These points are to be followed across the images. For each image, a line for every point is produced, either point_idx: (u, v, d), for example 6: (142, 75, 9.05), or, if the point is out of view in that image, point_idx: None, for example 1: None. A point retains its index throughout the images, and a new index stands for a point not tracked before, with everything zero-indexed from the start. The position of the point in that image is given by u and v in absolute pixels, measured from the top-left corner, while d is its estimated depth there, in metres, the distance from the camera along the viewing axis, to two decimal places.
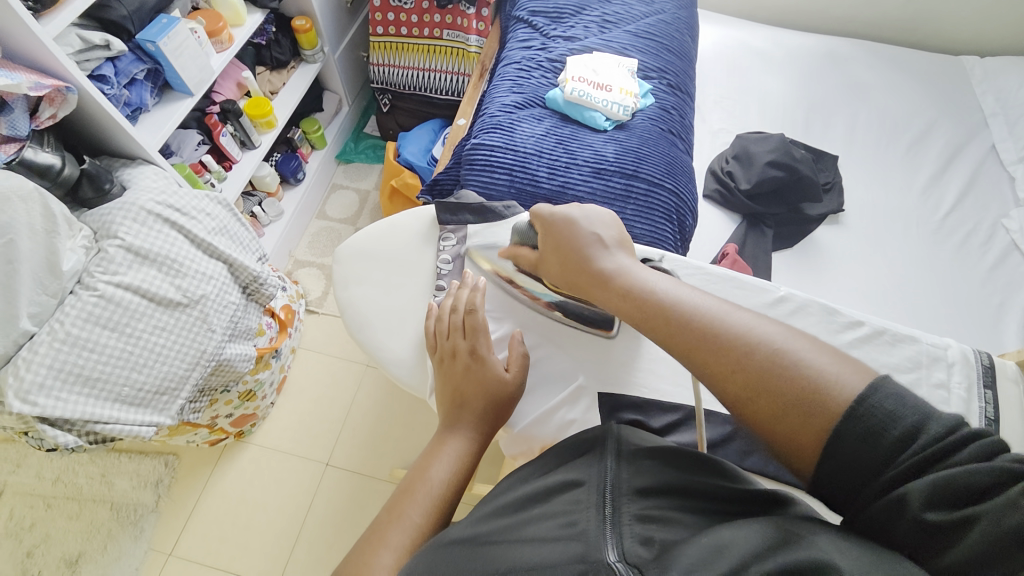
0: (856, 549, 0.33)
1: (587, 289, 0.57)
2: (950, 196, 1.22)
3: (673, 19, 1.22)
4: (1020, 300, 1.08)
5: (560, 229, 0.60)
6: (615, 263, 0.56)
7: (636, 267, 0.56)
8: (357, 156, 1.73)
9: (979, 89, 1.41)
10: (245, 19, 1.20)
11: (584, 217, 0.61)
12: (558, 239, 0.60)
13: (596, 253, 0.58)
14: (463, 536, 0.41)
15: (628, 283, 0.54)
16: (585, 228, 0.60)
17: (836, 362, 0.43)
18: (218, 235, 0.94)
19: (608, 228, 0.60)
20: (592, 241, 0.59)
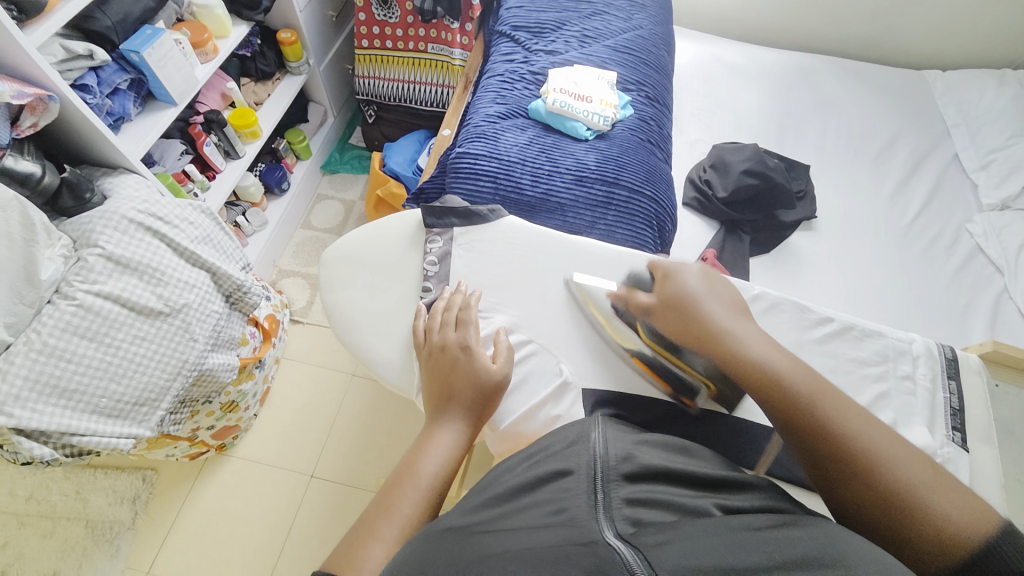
0: (848, 535, 0.34)
1: (696, 341, 0.57)
2: (916, 202, 1.28)
3: (651, 34, 1.27)
4: (984, 300, 1.13)
5: (685, 282, 0.61)
6: (740, 328, 0.56)
7: (766, 337, 0.55)
8: (342, 167, 1.74)
9: (941, 101, 1.49)
10: (230, 30, 1.21)
11: (710, 279, 0.62)
12: (683, 292, 0.60)
13: (715, 319, 0.57)
14: (456, 525, 0.40)
15: (756, 351, 0.53)
16: (709, 287, 0.60)
17: (940, 486, 0.44)
18: (201, 244, 0.94)
19: (729, 292, 0.61)
20: (717, 301, 0.59)
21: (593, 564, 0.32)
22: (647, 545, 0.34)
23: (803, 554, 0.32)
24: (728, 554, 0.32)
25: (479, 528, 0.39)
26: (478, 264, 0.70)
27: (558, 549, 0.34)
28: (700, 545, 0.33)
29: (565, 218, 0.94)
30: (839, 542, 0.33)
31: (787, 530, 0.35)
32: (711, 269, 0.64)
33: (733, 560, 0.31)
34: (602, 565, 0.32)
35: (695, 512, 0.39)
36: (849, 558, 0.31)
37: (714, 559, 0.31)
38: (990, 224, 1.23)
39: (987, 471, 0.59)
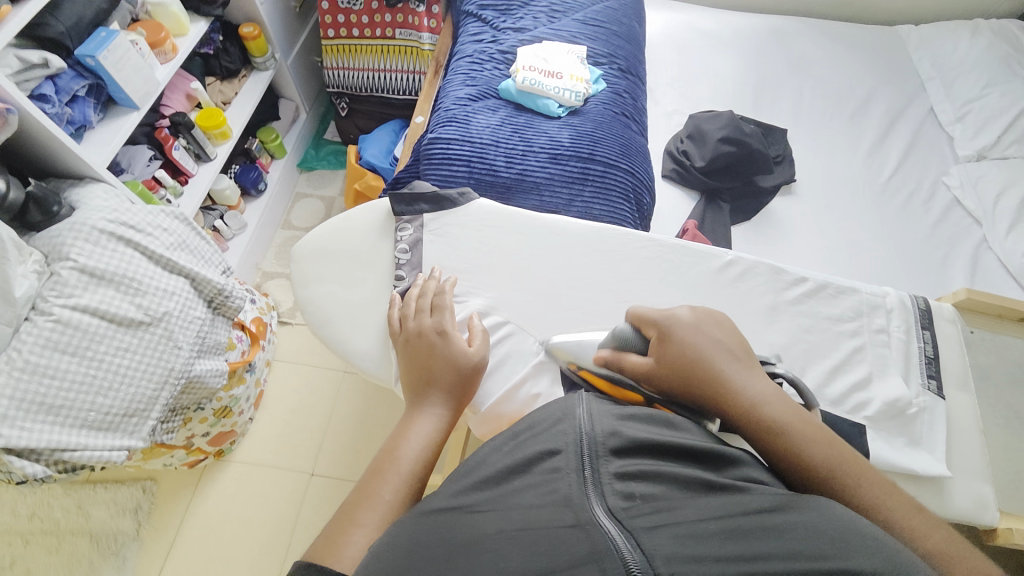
0: (843, 531, 0.33)
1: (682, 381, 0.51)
2: (894, 158, 1.28)
3: (620, 5, 1.25)
4: (963, 251, 1.15)
5: (684, 337, 0.53)
6: (752, 386, 0.49)
7: (778, 391, 0.48)
8: (318, 163, 1.72)
9: (915, 55, 1.48)
10: (188, 28, 1.18)
11: (708, 322, 0.54)
12: (686, 350, 0.51)
13: (713, 359, 0.50)
14: (446, 505, 0.37)
15: (773, 414, 0.46)
16: (711, 337, 0.52)
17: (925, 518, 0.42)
18: (177, 250, 0.92)
19: (731, 335, 0.54)
20: (723, 353, 0.51)
21: (589, 550, 0.31)
22: (641, 525, 0.33)
23: (797, 543, 0.31)
24: (722, 543, 0.31)
25: (472, 509, 0.36)
26: (452, 249, 0.69)
27: (550, 535, 0.32)
28: (697, 532, 0.32)
29: (541, 197, 0.93)
30: (832, 529, 0.33)
31: (780, 514, 0.34)
32: (704, 309, 0.56)
33: (727, 551, 0.31)
34: (599, 551, 0.31)
35: (689, 484, 0.37)
36: (842, 549, 0.31)
37: (711, 549, 0.31)
38: (967, 175, 1.23)
39: (964, 417, 0.64)
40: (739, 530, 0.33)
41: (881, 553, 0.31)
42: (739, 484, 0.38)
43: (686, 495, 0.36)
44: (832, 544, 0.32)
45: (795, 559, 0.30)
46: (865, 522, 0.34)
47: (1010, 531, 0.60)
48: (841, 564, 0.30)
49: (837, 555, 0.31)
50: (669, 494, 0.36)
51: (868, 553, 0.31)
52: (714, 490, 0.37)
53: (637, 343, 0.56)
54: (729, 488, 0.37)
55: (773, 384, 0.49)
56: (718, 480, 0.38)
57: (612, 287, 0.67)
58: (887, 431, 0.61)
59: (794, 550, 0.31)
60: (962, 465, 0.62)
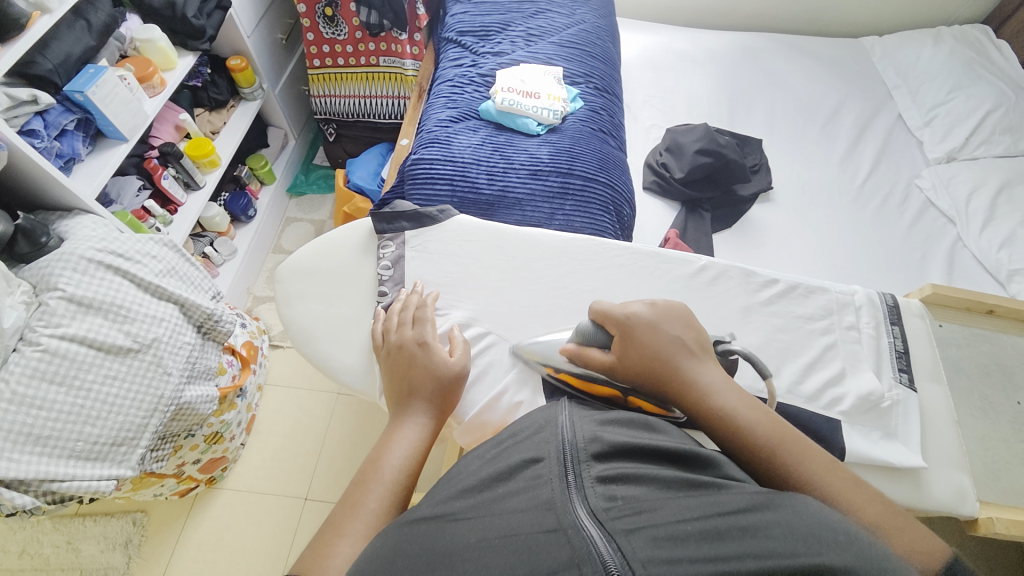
0: (825, 527, 0.31)
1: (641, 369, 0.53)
2: (866, 163, 1.32)
3: (594, 27, 1.30)
4: (939, 250, 1.18)
5: (643, 336, 0.54)
6: (705, 377, 0.51)
7: (728, 381, 0.51)
8: (308, 188, 1.74)
9: (880, 65, 1.55)
10: (176, 62, 1.21)
11: (666, 317, 0.55)
12: (646, 351, 0.53)
13: (675, 356, 0.52)
14: (429, 514, 0.35)
15: (720, 401, 0.49)
16: (669, 334, 0.54)
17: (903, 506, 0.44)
18: (167, 276, 0.93)
19: (688, 328, 0.55)
20: (678, 349, 0.53)
21: (569, 558, 0.29)
22: (622, 527, 0.31)
23: (773, 542, 0.29)
24: (698, 544, 0.29)
25: (453, 517, 0.34)
26: (432, 263, 0.71)
27: (528, 541, 0.30)
28: (675, 534, 0.30)
29: (524, 212, 0.95)
30: (809, 525, 0.31)
31: (758, 512, 0.32)
32: (664, 302, 0.57)
33: (704, 552, 0.29)
34: (579, 557, 0.29)
35: (669, 486, 0.35)
36: (817, 545, 0.29)
37: (687, 551, 0.29)
38: (938, 177, 1.28)
39: (937, 409, 0.66)
40: (716, 530, 0.30)
41: (857, 549, 0.30)
42: (719, 483, 0.36)
43: (666, 495, 0.34)
44: (805, 541, 0.29)
45: (771, 557, 0.28)
46: (847, 523, 0.32)
47: (990, 520, 0.62)
48: (816, 562, 0.28)
49: (813, 552, 0.29)
50: (650, 496, 0.34)
51: (843, 550, 0.29)
52: (693, 491, 0.35)
53: (601, 338, 0.57)
54: (709, 488, 0.35)
55: (723, 372, 0.53)
56: (698, 480, 0.36)
57: (590, 295, 0.69)
58: (864, 426, 0.63)
59: (769, 548, 0.29)
60: (940, 456, 0.63)
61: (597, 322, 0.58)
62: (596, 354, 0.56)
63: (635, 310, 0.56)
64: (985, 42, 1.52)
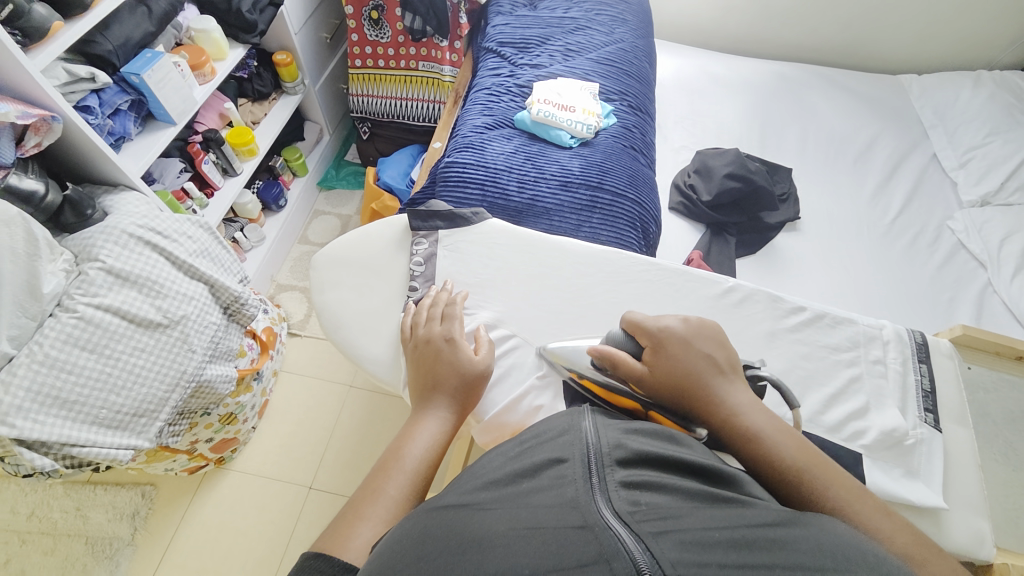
0: (850, 546, 0.31)
1: (668, 382, 0.53)
2: (898, 201, 1.31)
3: (632, 47, 1.32)
4: (969, 294, 1.16)
5: (676, 351, 0.54)
6: (734, 398, 0.52)
7: (757, 403, 0.52)
8: (338, 183, 1.78)
9: (918, 103, 1.54)
10: (226, 53, 1.26)
11: (699, 334, 0.56)
12: (677, 365, 0.53)
13: (707, 375, 0.53)
14: (454, 502, 0.36)
15: (751, 423, 0.50)
16: (702, 352, 0.54)
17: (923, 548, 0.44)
18: (199, 257, 0.96)
19: (719, 348, 0.56)
20: (711, 368, 0.53)
21: (597, 554, 0.29)
22: (648, 529, 0.31)
23: (802, 556, 0.29)
24: (727, 551, 0.29)
25: (480, 507, 0.35)
26: (462, 263, 0.73)
27: (553, 534, 0.31)
28: (703, 539, 0.30)
29: (551, 222, 0.96)
30: (837, 544, 0.31)
31: (785, 527, 0.32)
32: (697, 319, 0.58)
33: (734, 559, 0.29)
34: (608, 553, 0.29)
35: (693, 497, 0.35)
36: (846, 563, 0.29)
37: (716, 556, 0.29)
38: (971, 220, 1.26)
39: (961, 451, 0.65)
40: (744, 539, 0.30)
41: (886, 571, 0.29)
42: (743, 499, 0.36)
43: (691, 505, 0.34)
44: (834, 558, 0.29)
45: (800, 569, 0.28)
46: (873, 546, 0.32)
47: (1008, 568, 0.60)
48: None
49: (842, 569, 0.29)
50: (674, 504, 0.34)
51: (871, 570, 0.29)
52: (718, 504, 0.35)
53: (630, 347, 0.58)
54: (733, 503, 0.35)
55: (752, 395, 0.53)
56: (722, 494, 0.36)
57: (616, 306, 0.70)
58: (885, 462, 0.62)
59: (799, 561, 0.29)
60: (961, 499, 0.62)
61: (625, 330, 0.59)
62: (624, 357, 0.55)
63: (664, 325, 0.56)
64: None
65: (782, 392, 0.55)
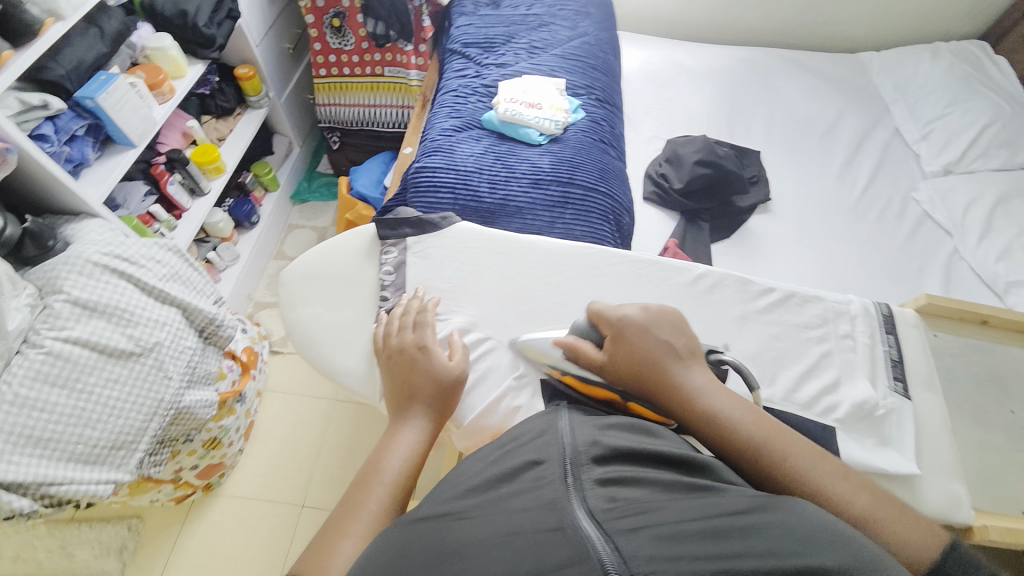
0: (820, 527, 0.31)
1: (626, 371, 0.54)
2: (864, 176, 1.34)
3: (597, 40, 1.32)
4: (937, 263, 1.19)
5: (635, 339, 0.55)
6: (692, 381, 0.52)
7: (717, 384, 0.53)
8: (312, 195, 1.76)
9: (878, 79, 1.57)
10: (185, 70, 1.23)
11: (657, 321, 0.57)
12: (634, 354, 0.54)
13: (666, 361, 0.53)
14: (432, 513, 0.36)
15: (709, 405, 0.50)
16: (660, 338, 0.55)
17: (882, 505, 0.45)
18: (170, 281, 0.93)
19: (679, 334, 0.56)
20: (668, 353, 0.54)
21: (571, 554, 0.29)
22: (623, 526, 0.31)
23: (772, 542, 0.30)
24: (699, 543, 0.29)
25: (458, 516, 0.34)
26: (433, 269, 0.72)
27: (529, 539, 0.31)
28: (677, 532, 0.30)
29: (524, 220, 0.96)
30: (807, 527, 0.31)
31: (756, 514, 0.32)
32: (656, 307, 0.59)
33: (706, 550, 0.29)
34: (583, 553, 0.29)
35: (669, 489, 0.35)
36: (815, 546, 0.30)
37: (689, 549, 0.29)
38: (935, 191, 1.29)
39: (932, 418, 0.67)
40: (715, 530, 0.30)
41: (856, 551, 0.30)
42: (718, 487, 0.36)
43: (667, 497, 0.34)
44: (803, 542, 0.30)
45: (770, 556, 0.28)
46: (844, 526, 0.33)
47: (984, 527, 0.62)
48: (815, 560, 0.28)
49: (812, 552, 0.29)
50: (650, 497, 0.34)
51: (841, 550, 0.30)
52: (692, 494, 0.35)
53: (595, 338, 0.59)
54: (708, 491, 0.36)
55: (711, 376, 0.54)
56: (696, 483, 0.36)
57: (589, 301, 0.70)
58: (859, 434, 0.63)
59: (768, 548, 0.29)
60: (935, 464, 0.64)
61: (589, 321, 0.60)
62: (586, 348, 0.57)
63: (622, 315, 0.57)
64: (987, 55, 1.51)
65: (742, 375, 0.56)
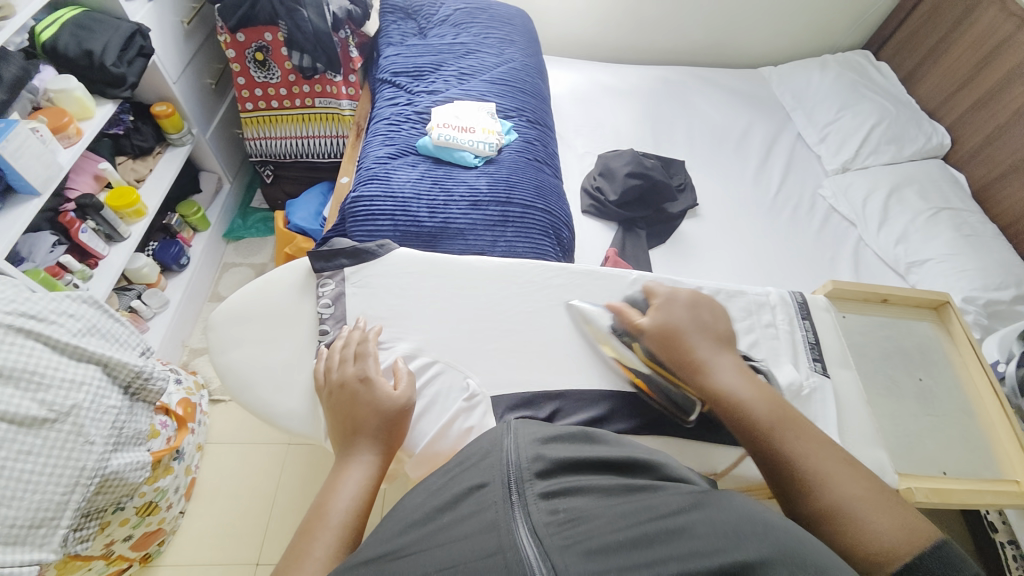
0: (743, 519, 0.33)
1: (657, 340, 0.63)
2: (776, 178, 1.47)
3: (523, 65, 1.38)
4: (846, 251, 1.31)
5: (676, 315, 0.65)
6: (717, 358, 0.61)
7: (739, 366, 0.61)
8: (247, 232, 1.68)
9: (779, 90, 1.74)
10: (93, 111, 1.15)
11: (698, 306, 0.66)
12: (672, 326, 0.64)
13: (698, 339, 0.62)
14: (375, 554, 0.35)
15: (727, 378, 0.59)
16: (697, 318, 0.64)
17: (875, 499, 0.49)
18: (87, 336, 0.85)
19: (716, 320, 0.65)
20: (701, 332, 0.63)
21: None
22: (560, 543, 0.32)
23: (696, 542, 0.31)
24: (629, 552, 0.31)
25: (399, 555, 0.34)
26: (374, 298, 0.71)
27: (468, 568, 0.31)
28: (609, 543, 0.31)
29: (466, 242, 0.98)
30: (731, 522, 0.33)
31: (686, 514, 0.34)
32: (701, 296, 0.68)
33: (635, 559, 0.30)
34: None
35: (607, 495, 0.37)
36: (737, 540, 0.31)
37: (618, 560, 0.30)
38: (838, 186, 1.43)
39: (852, 393, 0.73)
40: (645, 536, 0.32)
41: (775, 539, 0.32)
42: (654, 486, 0.38)
43: (604, 504, 0.35)
44: (726, 537, 0.32)
45: (693, 559, 0.30)
46: (768, 512, 0.35)
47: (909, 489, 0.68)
48: (734, 557, 0.30)
49: (733, 549, 0.31)
50: (589, 505, 0.35)
51: (760, 540, 0.32)
52: (629, 497, 0.36)
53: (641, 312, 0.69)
54: (644, 491, 0.37)
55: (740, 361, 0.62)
56: (633, 484, 0.38)
57: (531, 315, 0.72)
58: None
59: (693, 550, 0.31)
60: (859, 435, 0.70)
61: (641, 300, 0.70)
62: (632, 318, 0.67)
63: (669, 296, 0.67)
64: (866, 64, 1.72)
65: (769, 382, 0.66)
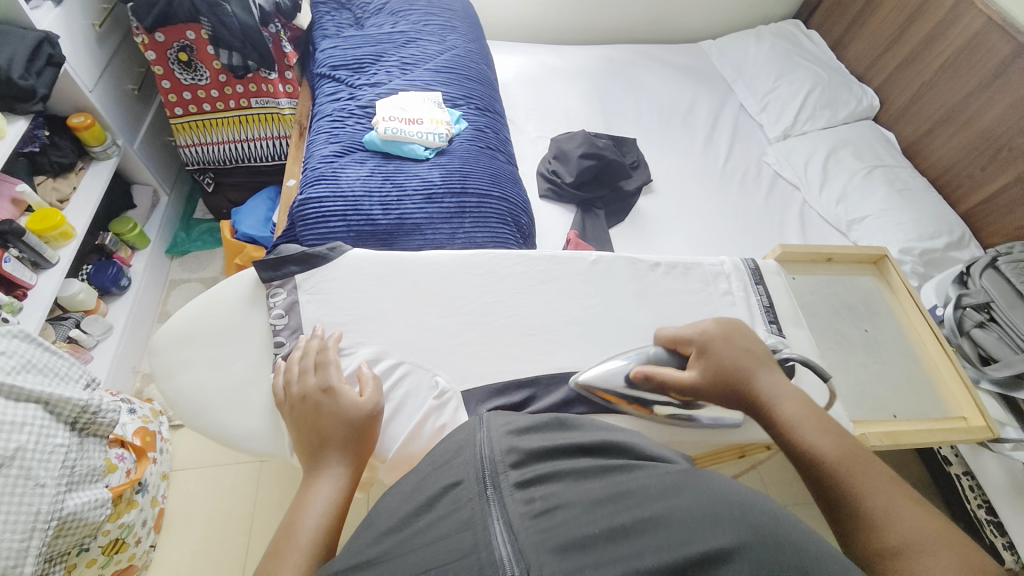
0: (719, 502, 0.34)
1: (716, 387, 0.60)
2: (724, 149, 1.51)
3: (467, 51, 1.35)
4: (793, 215, 1.37)
5: (721, 350, 0.62)
6: (771, 386, 0.60)
7: (794, 390, 0.60)
8: (191, 245, 1.58)
9: (719, 63, 1.78)
10: (5, 130, 1.04)
11: (734, 332, 0.65)
12: (725, 366, 0.61)
13: (752, 375, 0.61)
14: (349, 566, 0.34)
15: (784, 406, 0.58)
16: (742, 347, 0.63)
17: (938, 539, 0.46)
18: (22, 372, 0.79)
19: (755, 345, 0.64)
20: (753, 362, 0.62)
21: None
22: (535, 536, 0.32)
23: (673, 532, 0.31)
24: (605, 546, 0.31)
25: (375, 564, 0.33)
26: (331, 304, 0.69)
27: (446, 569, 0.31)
28: (583, 537, 0.32)
29: (424, 237, 0.96)
30: (707, 506, 0.33)
31: (662, 500, 0.34)
32: (728, 321, 0.66)
33: (611, 554, 0.30)
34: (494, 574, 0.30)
35: (581, 479, 0.37)
36: (712, 526, 0.32)
37: (593, 556, 0.30)
38: (781, 153, 1.49)
39: (807, 349, 0.77)
40: (621, 528, 0.32)
41: (750, 520, 0.32)
42: (629, 468, 0.38)
43: (580, 490, 0.36)
44: (701, 525, 0.32)
45: (669, 551, 0.30)
46: (746, 492, 0.35)
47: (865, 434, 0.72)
48: (710, 546, 0.31)
49: (709, 537, 0.31)
50: (565, 492, 0.35)
51: (737, 525, 0.32)
52: (604, 480, 0.37)
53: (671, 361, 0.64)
54: (618, 473, 0.38)
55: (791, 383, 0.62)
56: (607, 466, 0.38)
57: (495, 305, 0.72)
58: None
59: (669, 541, 0.31)
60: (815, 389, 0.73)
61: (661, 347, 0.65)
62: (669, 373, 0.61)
63: (704, 334, 0.64)
64: (798, 33, 1.79)
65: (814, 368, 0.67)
